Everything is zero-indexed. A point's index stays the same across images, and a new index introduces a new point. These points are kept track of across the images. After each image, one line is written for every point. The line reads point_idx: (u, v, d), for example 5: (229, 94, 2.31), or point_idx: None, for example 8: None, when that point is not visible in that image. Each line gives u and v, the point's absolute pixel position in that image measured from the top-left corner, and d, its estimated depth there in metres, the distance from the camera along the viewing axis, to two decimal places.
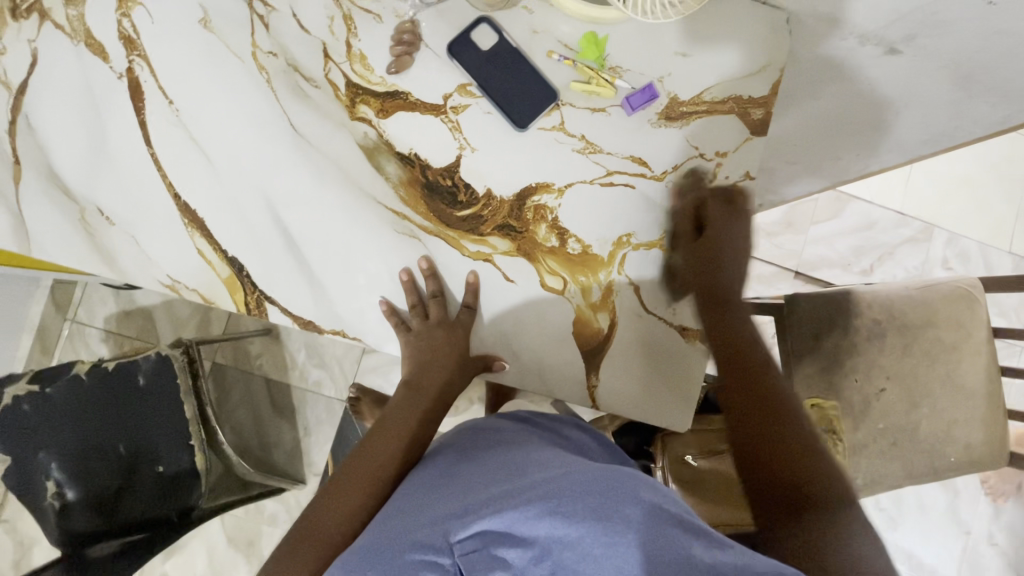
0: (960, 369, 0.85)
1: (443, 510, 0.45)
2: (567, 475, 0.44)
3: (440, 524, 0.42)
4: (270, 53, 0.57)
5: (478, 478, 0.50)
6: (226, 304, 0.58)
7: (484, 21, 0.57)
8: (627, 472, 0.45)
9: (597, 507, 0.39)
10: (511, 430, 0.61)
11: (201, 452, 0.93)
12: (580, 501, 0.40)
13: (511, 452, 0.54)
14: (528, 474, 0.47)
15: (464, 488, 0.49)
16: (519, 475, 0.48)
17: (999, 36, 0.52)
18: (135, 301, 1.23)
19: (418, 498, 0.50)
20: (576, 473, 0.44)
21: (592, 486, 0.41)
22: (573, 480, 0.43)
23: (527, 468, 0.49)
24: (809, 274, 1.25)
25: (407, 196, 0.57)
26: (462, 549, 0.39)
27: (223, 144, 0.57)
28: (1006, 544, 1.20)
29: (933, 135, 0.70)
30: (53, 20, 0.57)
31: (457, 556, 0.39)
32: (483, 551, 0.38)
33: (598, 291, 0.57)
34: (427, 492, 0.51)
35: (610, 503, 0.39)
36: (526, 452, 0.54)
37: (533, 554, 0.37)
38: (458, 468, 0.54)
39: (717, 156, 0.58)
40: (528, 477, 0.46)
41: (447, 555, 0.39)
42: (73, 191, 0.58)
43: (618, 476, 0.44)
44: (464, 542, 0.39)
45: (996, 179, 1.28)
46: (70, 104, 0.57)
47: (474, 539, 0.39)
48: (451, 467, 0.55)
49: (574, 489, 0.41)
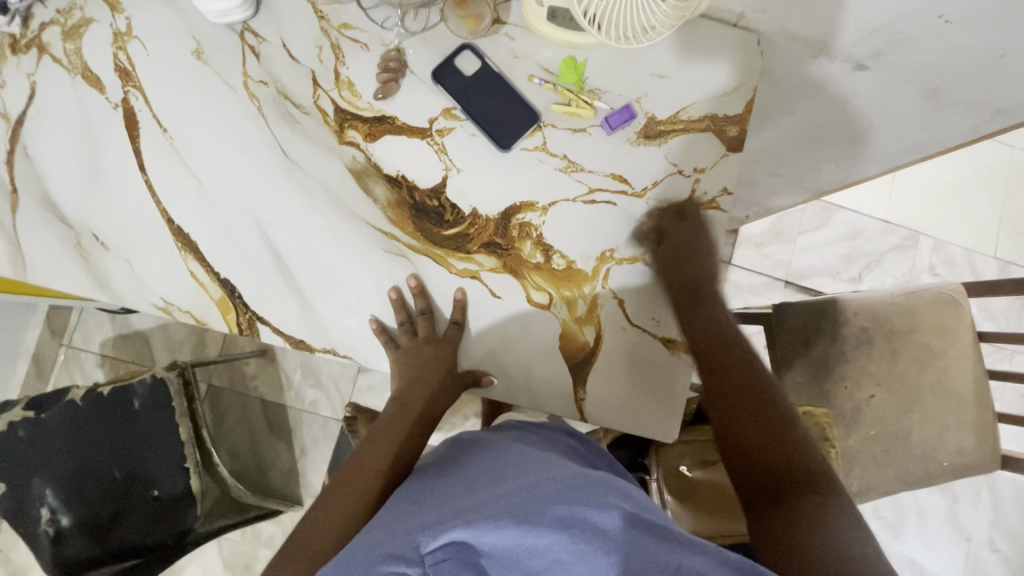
0: (948, 374, 0.87)
1: (418, 521, 0.44)
2: (541, 485, 0.44)
3: (413, 534, 0.42)
4: (261, 81, 0.59)
5: (456, 490, 0.50)
6: (220, 325, 0.59)
7: (466, 47, 0.59)
8: (600, 481, 0.45)
9: (566, 515, 0.39)
10: (495, 438, 0.61)
11: (196, 475, 0.91)
12: (551, 509, 0.40)
13: (491, 462, 0.55)
14: (504, 484, 0.47)
15: (441, 500, 0.48)
16: (495, 484, 0.48)
17: (961, 52, 0.55)
18: (131, 325, 1.24)
19: (393, 513, 0.49)
20: (550, 483, 0.44)
21: (563, 494, 0.42)
22: (548, 490, 0.43)
23: (505, 478, 0.49)
24: (799, 283, 1.27)
25: (395, 216, 0.59)
26: (433, 559, 0.38)
27: (215, 169, 0.59)
28: (1008, 550, 1.19)
29: (907, 145, 0.73)
30: (51, 55, 0.59)
31: (427, 566, 0.38)
32: (454, 559, 0.38)
33: (583, 305, 0.58)
34: (406, 505, 0.50)
35: (580, 511, 0.39)
36: (505, 461, 0.54)
37: (503, 560, 0.37)
38: (437, 480, 0.54)
39: (695, 173, 0.59)
40: (504, 487, 0.46)
41: (419, 565, 0.38)
42: (69, 217, 0.59)
43: (591, 484, 0.44)
44: (434, 551, 0.38)
45: (978, 185, 1.30)
46: (67, 134, 0.59)
47: (446, 547, 0.38)
48: (430, 480, 0.54)
49: (547, 497, 0.41)
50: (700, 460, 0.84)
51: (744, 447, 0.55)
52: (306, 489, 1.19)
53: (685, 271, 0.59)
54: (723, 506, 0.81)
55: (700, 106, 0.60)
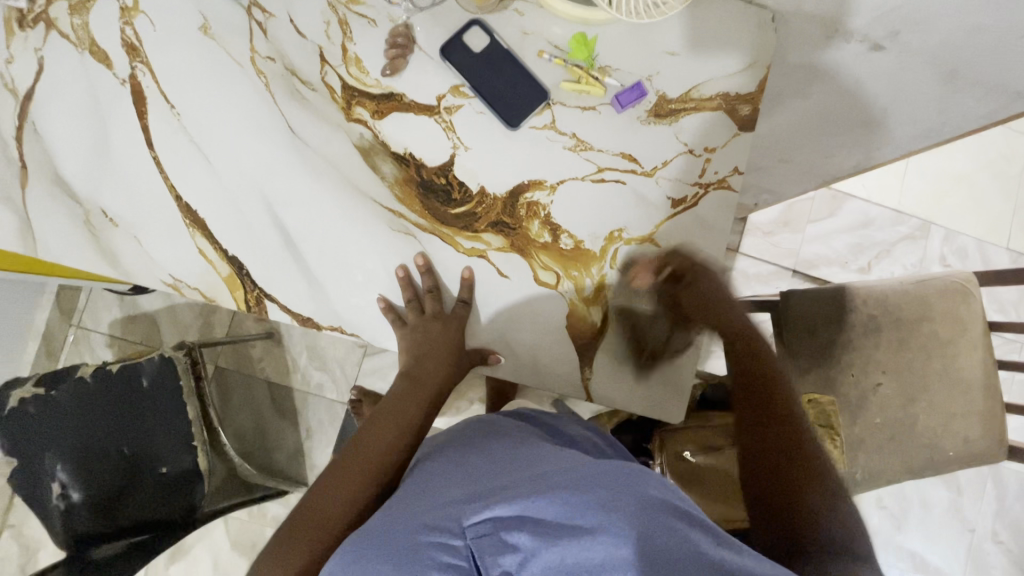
0: (957, 363, 0.86)
1: (454, 496, 0.45)
2: (578, 469, 0.44)
3: (453, 508, 0.42)
4: (268, 57, 0.58)
5: (489, 468, 0.50)
6: (227, 301, 0.59)
7: (475, 24, 0.58)
8: (636, 467, 0.44)
9: (607, 499, 0.39)
10: (513, 425, 0.61)
11: (202, 453, 0.94)
12: (590, 492, 0.39)
13: (519, 445, 0.54)
14: (539, 466, 0.47)
15: (475, 477, 0.48)
16: (528, 466, 0.48)
17: (981, 31, 0.53)
18: (139, 306, 1.25)
19: (427, 488, 0.50)
20: (587, 467, 0.44)
21: (602, 479, 0.41)
22: (586, 473, 0.43)
23: (537, 461, 0.49)
24: (807, 272, 1.26)
25: (403, 194, 0.59)
26: (474, 532, 0.39)
27: (223, 146, 0.58)
28: (1011, 542, 1.19)
29: (923, 130, 0.71)
30: (59, 29, 0.59)
31: (468, 538, 0.39)
32: (495, 535, 0.38)
33: (590, 286, 0.58)
34: (438, 480, 0.50)
35: (620, 496, 0.39)
36: (533, 446, 0.54)
37: (544, 539, 0.36)
38: (465, 458, 0.54)
39: (705, 152, 0.59)
40: (539, 470, 0.46)
41: (460, 538, 0.39)
42: (78, 193, 0.59)
43: (628, 470, 0.43)
44: (476, 525, 0.39)
45: (992, 176, 1.28)
46: (75, 110, 0.59)
47: (486, 523, 0.39)
48: (457, 458, 0.54)
49: (585, 480, 0.41)
50: (702, 446, 0.84)
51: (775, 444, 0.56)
52: (311, 470, 1.21)
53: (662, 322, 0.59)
54: (726, 493, 0.81)
55: (711, 85, 0.59)
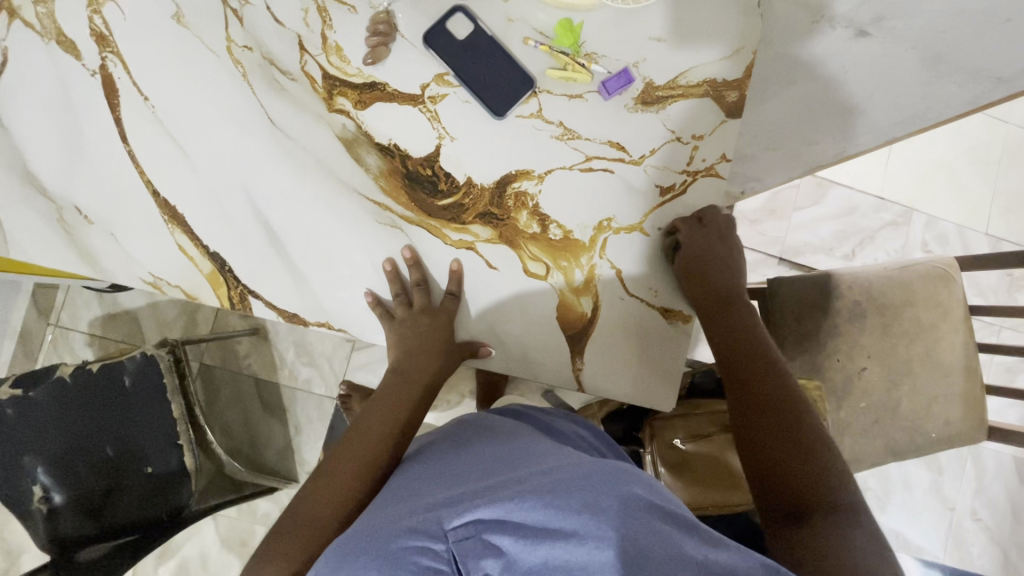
0: (938, 346, 0.87)
1: (435, 499, 0.45)
2: (564, 469, 0.44)
3: (434, 511, 0.42)
4: (245, 47, 0.57)
5: (470, 470, 0.50)
6: (210, 298, 0.58)
7: (459, 10, 0.57)
8: (618, 466, 0.45)
9: (591, 500, 0.39)
10: (505, 424, 0.61)
11: (189, 451, 0.90)
12: (573, 494, 0.40)
13: (505, 444, 0.54)
14: (523, 467, 0.48)
15: (457, 480, 0.48)
16: (511, 467, 0.48)
17: (963, 16, 0.54)
18: (120, 304, 1.22)
19: (409, 491, 0.49)
20: (572, 467, 0.45)
21: (586, 480, 0.42)
22: (570, 475, 0.43)
23: (522, 461, 0.49)
24: (793, 260, 1.27)
25: (388, 185, 0.57)
26: (456, 536, 0.38)
27: (200, 138, 0.57)
28: (989, 519, 1.22)
29: (905, 117, 0.71)
30: (22, 18, 0.56)
31: (451, 542, 0.38)
32: (477, 537, 0.38)
33: (580, 276, 0.58)
34: (421, 483, 0.50)
35: (602, 497, 0.39)
36: (518, 446, 0.54)
37: (526, 541, 0.37)
38: (450, 460, 0.53)
39: (693, 139, 0.58)
40: (524, 470, 0.46)
41: (441, 541, 0.38)
42: (50, 189, 0.57)
43: (611, 469, 0.44)
44: (458, 528, 0.39)
45: (973, 162, 1.30)
46: (43, 102, 0.57)
47: (469, 526, 0.39)
48: (442, 462, 0.54)
49: (569, 481, 0.42)
50: (694, 433, 0.84)
51: (764, 436, 0.55)
52: (302, 467, 1.19)
53: (707, 281, 0.59)
54: (718, 477, 0.82)
55: (699, 71, 0.58)
